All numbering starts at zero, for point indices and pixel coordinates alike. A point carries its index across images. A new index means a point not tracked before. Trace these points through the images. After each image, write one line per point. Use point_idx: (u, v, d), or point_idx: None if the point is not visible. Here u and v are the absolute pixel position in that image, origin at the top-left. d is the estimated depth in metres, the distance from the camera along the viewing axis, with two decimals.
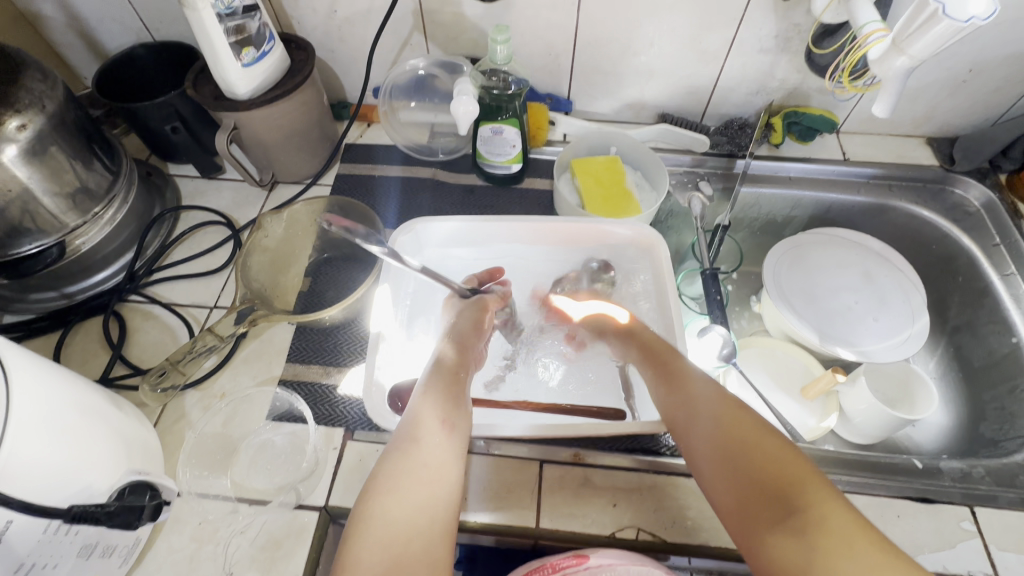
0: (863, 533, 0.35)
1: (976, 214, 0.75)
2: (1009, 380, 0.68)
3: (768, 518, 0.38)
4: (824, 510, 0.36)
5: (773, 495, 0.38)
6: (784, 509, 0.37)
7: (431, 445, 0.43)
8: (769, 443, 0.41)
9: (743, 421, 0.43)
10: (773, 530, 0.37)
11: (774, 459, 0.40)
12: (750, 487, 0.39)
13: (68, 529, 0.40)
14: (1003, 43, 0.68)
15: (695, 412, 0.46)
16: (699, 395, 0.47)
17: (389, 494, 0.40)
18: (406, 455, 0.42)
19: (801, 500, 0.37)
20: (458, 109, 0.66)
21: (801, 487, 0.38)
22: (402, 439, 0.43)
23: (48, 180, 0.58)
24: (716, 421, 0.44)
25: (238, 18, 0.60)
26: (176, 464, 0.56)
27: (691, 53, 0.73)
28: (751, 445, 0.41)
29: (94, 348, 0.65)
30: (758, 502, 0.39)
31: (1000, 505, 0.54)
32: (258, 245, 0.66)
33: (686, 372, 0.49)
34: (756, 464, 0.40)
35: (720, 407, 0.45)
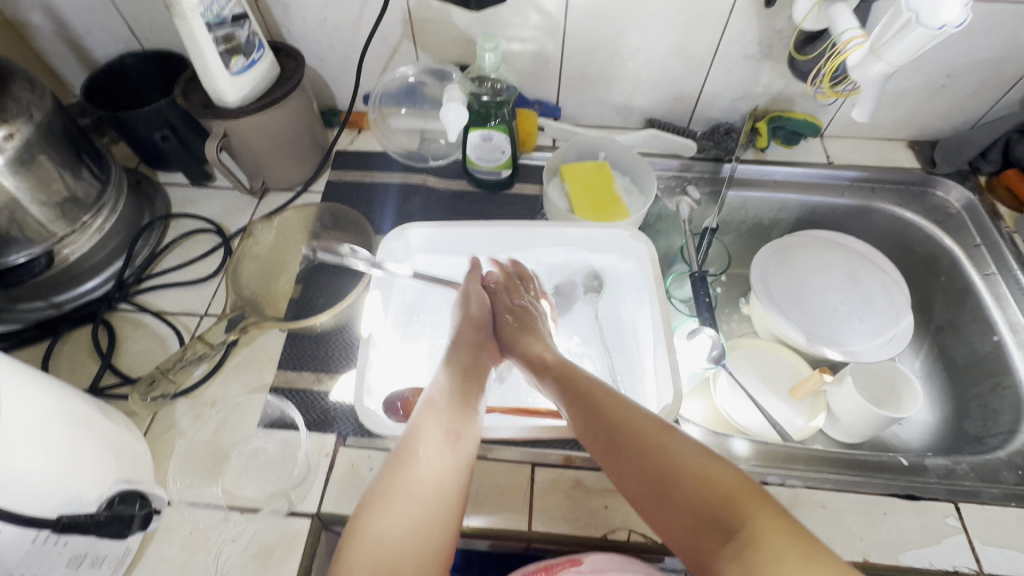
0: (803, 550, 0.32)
1: (957, 215, 0.77)
2: (991, 377, 0.69)
3: (708, 549, 0.35)
4: (761, 529, 0.34)
5: (711, 521, 0.35)
6: (723, 536, 0.34)
7: (429, 461, 0.42)
8: (701, 465, 0.38)
9: (675, 444, 0.40)
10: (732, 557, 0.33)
11: (709, 481, 0.37)
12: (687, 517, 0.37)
13: (57, 540, 0.39)
14: (979, 48, 0.69)
15: (624, 442, 0.42)
16: (625, 422, 0.44)
17: (382, 513, 0.39)
18: (402, 473, 0.41)
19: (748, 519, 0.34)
20: (447, 115, 0.67)
21: (738, 507, 0.35)
22: (396, 456, 0.43)
23: (35, 190, 0.58)
24: (644, 450, 0.41)
25: (227, 27, 0.60)
26: (166, 473, 0.56)
27: (676, 59, 0.74)
28: (686, 470, 0.38)
29: (84, 358, 0.65)
30: (697, 530, 0.36)
31: (984, 501, 0.55)
32: (248, 253, 0.68)
33: (607, 399, 0.46)
34: (690, 491, 0.37)
35: (646, 434, 0.42)
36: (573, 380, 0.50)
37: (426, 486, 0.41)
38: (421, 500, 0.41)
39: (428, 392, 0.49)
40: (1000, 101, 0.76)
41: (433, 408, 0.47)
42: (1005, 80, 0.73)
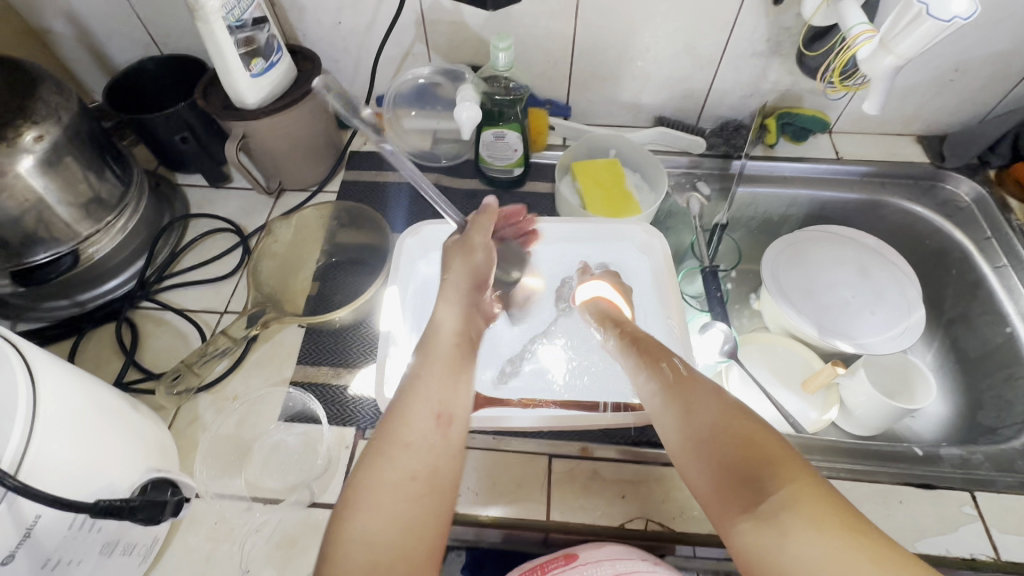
0: (836, 514, 0.35)
1: (967, 208, 0.77)
2: (1004, 368, 0.69)
3: (743, 501, 0.38)
4: (799, 491, 0.36)
5: (750, 477, 0.38)
6: (758, 493, 0.37)
7: (411, 451, 0.42)
8: (747, 425, 0.41)
9: (724, 402, 0.43)
10: (762, 519, 0.36)
11: (755, 443, 0.39)
12: (726, 469, 0.39)
13: (91, 525, 0.41)
14: (986, 42, 0.70)
15: (682, 394, 0.45)
16: (683, 376, 0.46)
17: (365, 513, 0.38)
18: (386, 463, 0.41)
19: (785, 484, 0.36)
20: (461, 114, 0.68)
21: (775, 469, 0.37)
22: (379, 444, 0.42)
23: (62, 190, 0.60)
24: (695, 404, 0.44)
25: (248, 30, 0.62)
26: (191, 465, 0.57)
27: (686, 57, 0.75)
28: (733, 427, 0.41)
29: (108, 354, 0.66)
30: (733, 486, 0.38)
31: (999, 489, 0.55)
32: (266, 252, 0.68)
33: (667, 355, 0.49)
34: (732, 445, 0.40)
35: (701, 392, 0.45)
36: (642, 339, 0.54)
37: (406, 479, 0.40)
38: (405, 492, 0.40)
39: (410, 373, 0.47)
40: (1008, 95, 0.77)
41: (414, 393, 0.45)
42: (1014, 74, 0.74)
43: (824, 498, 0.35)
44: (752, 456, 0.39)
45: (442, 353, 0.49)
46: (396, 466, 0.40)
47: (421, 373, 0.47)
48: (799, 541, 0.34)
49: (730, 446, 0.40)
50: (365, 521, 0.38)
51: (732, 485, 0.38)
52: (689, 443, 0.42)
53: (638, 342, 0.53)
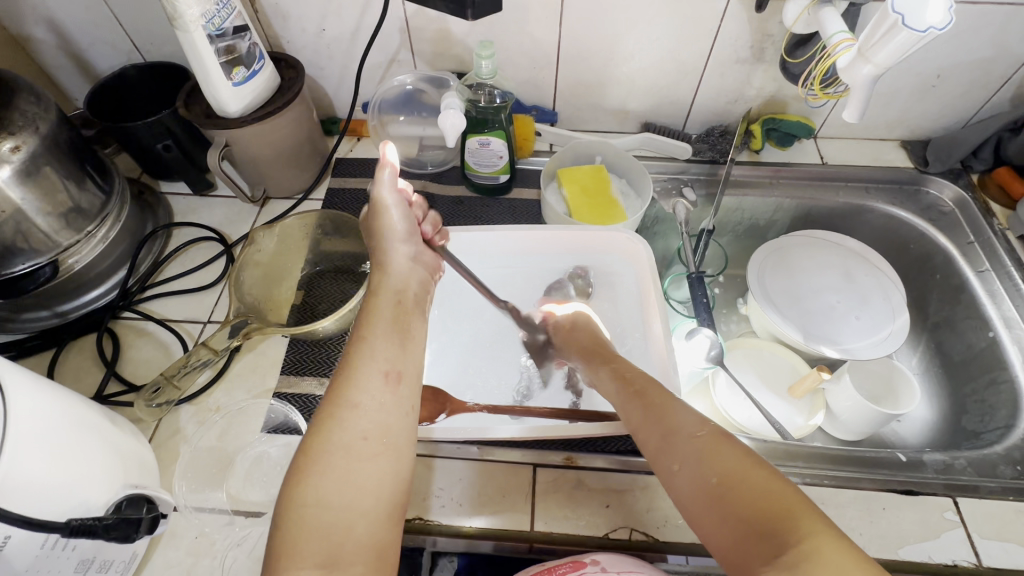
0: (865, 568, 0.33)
1: (950, 213, 0.78)
2: (986, 373, 0.70)
3: (763, 554, 0.35)
4: (820, 545, 0.34)
5: (765, 533, 0.36)
6: (778, 546, 0.35)
7: (362, 413, 0.41)
8: (754, 470, 0.39)
9: (726, 450, 0.40)
10: (785, 572, 0.34)
11: (761, 491, 0.37)
12: (742, 524, 0.37)
13: (65, 544, 0.40)
14: (967, 49, 0.71)
15: (679, 446, 0.42)
16: (681, 420, 0.44)
17: (317, 478, 0.39)
18: (339, 429, 0.40)
19: (808, 537, 0.34)
20: (445, 122, 0.68)
21: (795, 520, 0.35)
22: (324, 412, 0.41)
23: (41, 200, 0.59)
24: (696, 452, 0.41)
25: (228, 39, 0.62)
26: (172, 478, 0.56)
27: (670, 64, 0.75)
28: (743, 475, 0.38)
29: (88, 365, 0.65)
30: (750, 538, 0.36)
31: (981, 495, 0.55)
32: (249, 260, 0.67)
33: (662, 400, 0.47)
34: (738, 494, 0.38)
35: (708, 441, 0.42)
36: (631, 377, 0.51)
37: (360, 439, 0.41)
38: (353, 452, 0.40)
39: (355, 337, 0.46)
40: (990, 101, 0.77)
41: (363, 351, 0.45)
42: (995, 79, 0.74)
43: (848, 555, 0.33)
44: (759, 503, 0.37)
45: (390, 313, 0.49)
46: (348, 429, 0.40)
47: (370, 331, 0.47)
48: None
49: (743, 493, 0.38)
50: (321, 486, 0.38)
51: (750, 535, 0.36)
52: (695, 499, 0.40)
53: (628, 382, 0.51)
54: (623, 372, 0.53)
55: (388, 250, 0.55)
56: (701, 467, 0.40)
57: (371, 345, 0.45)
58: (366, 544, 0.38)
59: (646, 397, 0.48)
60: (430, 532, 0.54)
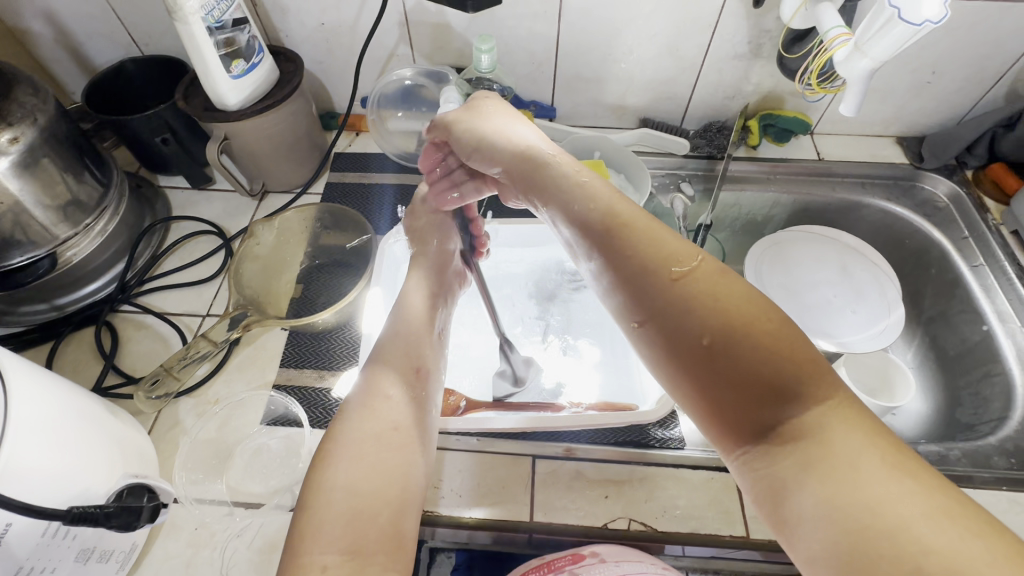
0: (873, 443, 0.30)
1: (945, 208, 0.79)
2: (981, 366, 0.70)
3: (758, 428, 0.32)
4: (827, 424, 0.30)
5: (759, 405, 0.32)
6: (777, 423, 0.31)
7: (391, 403, 0.43)
8: (763, 321, 0.33)
9: (726, 294, 0.34)
10: (785, 452, 0.31)
11: (761, 352, 0.32)
12: (736, 390, 0.32)
13: (66, 532, 0.40)
14: (962, 45, 0.71)
15: (656, 293, 0.35)
16: (664, 257, 0.36)
17: (341, 462, 0.38)
18: (371, 412, 0.42)
19: (814, 413, 0.31)
20: (443, 116, 0.68)
21: (798, 392, 0.31)
22: (354, 399, 0.43)
23: (39, 192, 0.59)
24: (683, 301, 0.34)
25: (228, 31, 0.61)
26: (171, 470, 0.56)
27: (669, 60, 0.76)
28: (734, 335, 0.32)
29: (86, 359, 0.65)
30: (743, 410, 0.32)
31: (975, 485, 0.56)
32: (248, 253, 0.68)
33: (635, 225, 0.38)
34: (732, 353, 0.32)
35: (699, 279, 0.35)
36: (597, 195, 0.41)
37: (389, 428, 0.41)
38: (381, 438, 0.40)
39: (380, 346, 0.48)
40: (984, 97, 0.78)
41: (390, 354, 0.47)
42: (989, 76, 0.75)
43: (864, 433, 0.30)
44: (759, 367, 0.32)
45: (417, 324, 0.51)
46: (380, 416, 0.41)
47: (396, 337, 0.49)
48: (833, 481, 0.29)
49: (738, 357, 0.32)
50: (347, 469, 0.38)
51: (743, 406, 0.32)
52: (677, 355, 0.34)
53: (596, 206, 0.40)
54: (572, 189, 0.43)
55: (421, 258, 0.60)
56: (680, 321, 0.34)
57: (398, 347, 0.48)
58: (385, 532, 0.36)
59: (614, 225, 0.39)
60: (431, 522, 0.54)
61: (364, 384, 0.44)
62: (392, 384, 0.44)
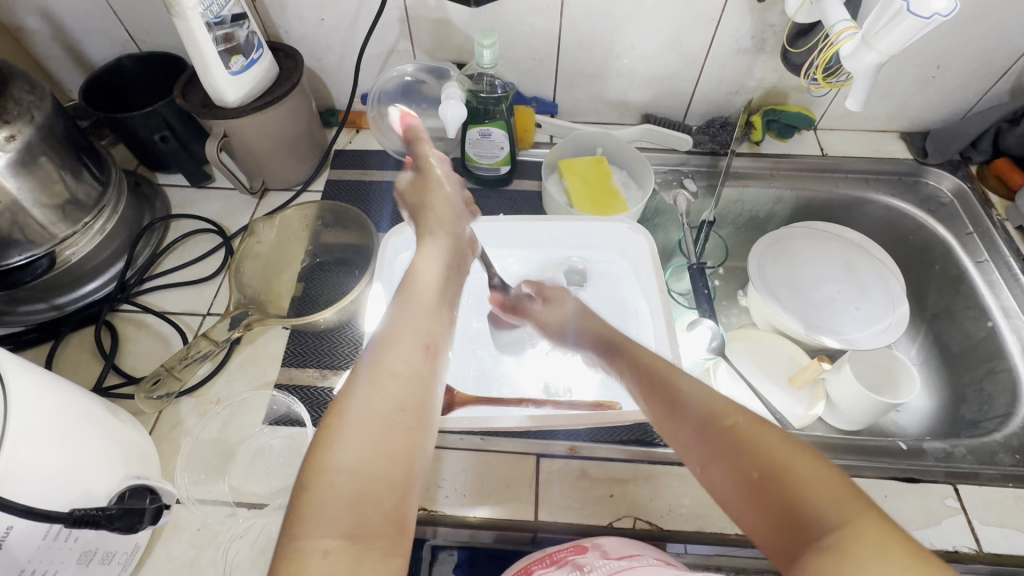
0: (921, 562, 0.28)
1: (949, 204, 0.78)
2: (986, 362, 0.70)
3: (807, 549, 0.31)
4: (868, 540, 0.29)
5: (809, 527, 0.31)
6: (827, 543, 0.30)
7: (399, 374, 0.35)
8: (802, 457, 0.34)
9: (776, 441, 0.35)
10: (839, 570, 0.29)
11: (810, 487, 0.32)
12: (786, 515, 0.32)
13: (67, 535, 0.40)
14: (968, 40, 0.71)
15: (710, 432, 0.38)
16: (704, 403, 0.40)
17: (342, 444, 0.32)
18: (374, 390, 0.34)
19: (863, 533, 0.30)
20: (446, 111, 0.67)
21: (842, 516, 0.31)
22: (361, 364, 0.35)
23: (36, 191, 0.58)
24: (735, 441, 0.36)
25: (227, 27, 0.61)
26: (172, 471, 0.56)
27: (671, 55, 0.75)
28: (782, 473, 0.34)
29: (86, 359, 0.65)
30: (794, 535, 0.32)
31: (982, 482, 0.56)
32: (250, 252, 0.67)
33: (685, 381, 0.42)
34: (783, 486, 0.33)
35: (737, 415, 0.38)
36: (652, 363, 0.46)
37: (395, 410, 0.34)
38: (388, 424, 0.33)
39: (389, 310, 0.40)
40: (988, 92, 0.78)
41: (400, 320, 0.39)
42: (995, 70, 0.74)
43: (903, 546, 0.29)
44: (803, 496, 0.32)
45: (431, 289, 0.42)
46: (387, 388, 0.34)
47: (405, 299, 0.41)
48: None
49: (783, 491, 0.33)
50: (351, 447, 0.32)
51: (794, 531, 0.32)
52: (734, 485, 0.35)
53: (648, 373, 0.45)
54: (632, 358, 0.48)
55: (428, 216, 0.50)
56: (732, 463, 0.36)
57: (409, 315, 0.39)
58: (388, 526, 0.31)
59: (671, 386, 0.42)
60: (433, 521, 0.54)
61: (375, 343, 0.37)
62: (405, 354, 0.36)
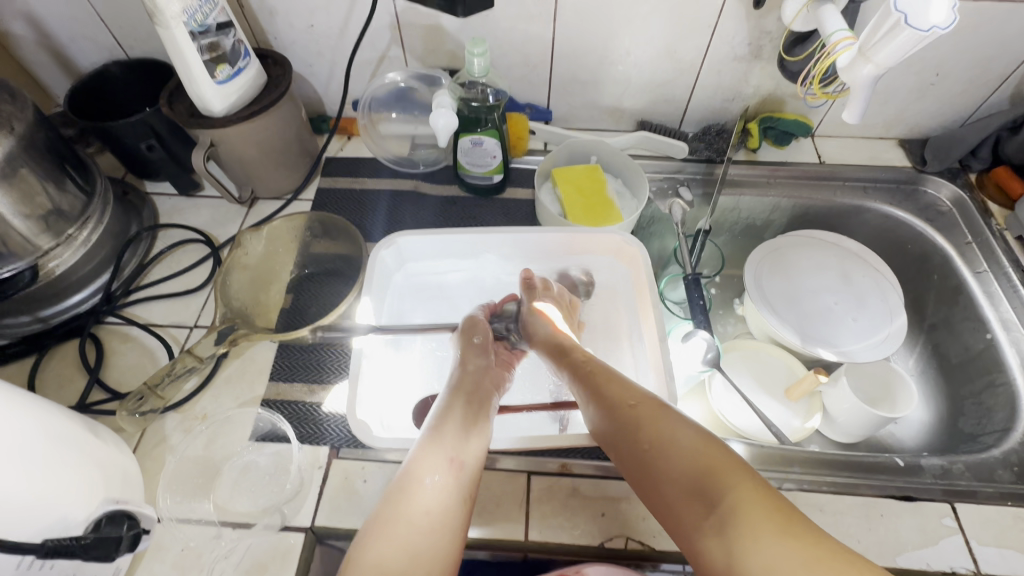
0: (777, 515, 0.36)
1: (948, 212, 0.77)
2: (984, 375, 0.69)
3: (695, 514, 0.38)
4: (738, 500, 0.37)
5: (696, 493, 0.39)
6: (706, 505, 0.38)
7: (428, 490, 0.43)
8: (696, 442, 0.41)
9: (668, 423, 0.43)
10: (712, 528, 0.37)
11: (692, 457, 0.40)
12: (676, 485, 0.40)
13: (42, 564, 0.40)
14: (967, 47, 0.70)
15: (621, 418, 0.46)
16: (625, 407, 0.46)
17: (379, 541, 0.40)
18: (403, 497, 0.42)
19: (729, 492, 0.37)
20: (437, 121, 0.66)
21: (716, 478, 0.38)
22: (395, 484, 0.43)
23: (18, 204, 0.57)
24: (635, 425, 0.44)
25: (212, 36, 0.60)
26: (156, 490, 0.54)
27: (666, 62, 0.74)
28: (671, 445, 0.42)
29: (70, 373, 0.64)
30: (682, 501, 0.39)
31: (979, 500, 0.55)
32: (236, 263, 0.66)
33: (606, 375, 0.50)
34: (675, 460, 0.41)
35: (642, 411, 0.45)
36: (586, 360, 0.53)
37: (427, 516, 0.41)
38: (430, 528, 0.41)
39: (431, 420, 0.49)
40: (989, 98, 0.76)
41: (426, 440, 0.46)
42: (994, 77, 0.73)
43: (767, 507, 0.36)
44: (688, 465, 0.40)
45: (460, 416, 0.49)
46: (417, 502, 0.42)
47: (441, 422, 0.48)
48: (743, 539, 0.35)
49: (675, 461, 0.41)
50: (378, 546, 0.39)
51: (683, 497, 0.39)
52: (637, 464, 0.43)
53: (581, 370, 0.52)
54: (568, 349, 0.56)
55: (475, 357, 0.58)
56: (637, 442, 0.44)
57: (441, 434, 0.47)
58: None
59: (596, 382, 0.50)
60: None
61: (405, 464, 0.44)
62: (432, 467, 0.44)
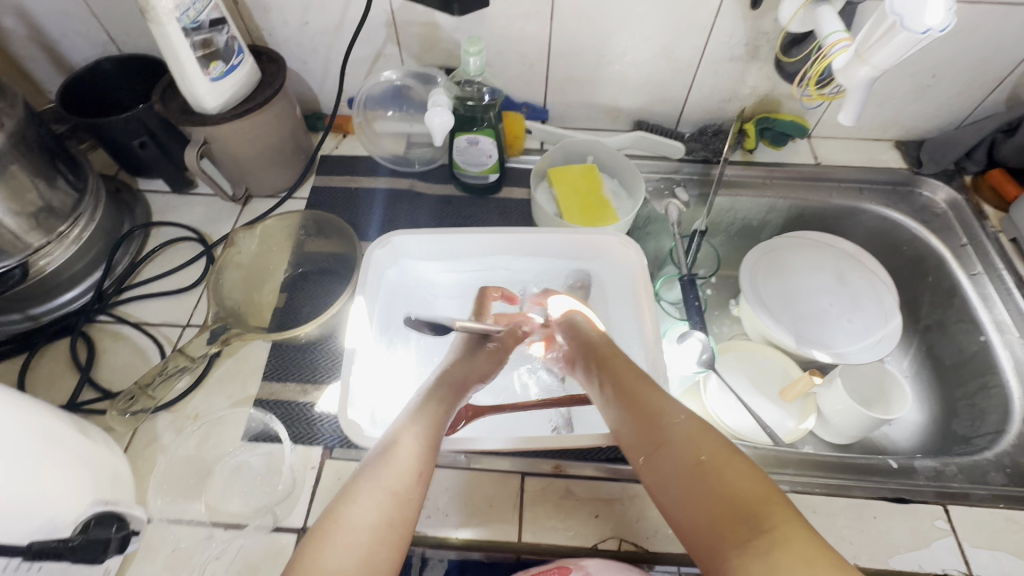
0: (828, 555, 0.33)
1: (943, 215, 0.77)
2: (978, 377, 0.69)
3: (736, 537, 0.35)
4: (789, 533, 0.34)
5: (740, 516, 0.36)
6: (752, 529, 0.35)
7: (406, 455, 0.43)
8: (742, 466, 0.39)
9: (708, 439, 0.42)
10: (755, 555, 0.34)
11: (739, 478, 0.38)
12: (717, 505, 0.37)
13: (30, 567, 0.40)
14: (963, 49, 0.70)
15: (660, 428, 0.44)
16: (666, 419, 0.45)
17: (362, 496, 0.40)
18: (388, 460, 0.42)
19: (779, 524, 0.35)
20: (432, 119, 0.66)
21: (765, 506, 0.36)
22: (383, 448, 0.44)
23: (8, 200, 0.56)
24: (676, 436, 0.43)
25: (204, 32, 0.59)
26: (147, 490, 0.54)
27: (663, 62, 0.74)
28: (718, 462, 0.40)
29: (61, 371, 0.63)
30: (722, 522, 0.37)
31: (972, 503, 0.55)
32: (230, 261, 0.66)
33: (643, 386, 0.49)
34: (718, 478, 0.39)
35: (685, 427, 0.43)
36: (624, 369, 0.52)
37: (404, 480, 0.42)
38: (384, 511, 0.39)
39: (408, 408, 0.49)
40: (985, 101, 0.76)
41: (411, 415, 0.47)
42: (990, 80, 0.73)
43: (816, 542, 0.33)
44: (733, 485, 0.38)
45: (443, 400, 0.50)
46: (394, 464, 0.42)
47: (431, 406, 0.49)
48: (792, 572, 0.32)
49: (717, 479, 0.39)
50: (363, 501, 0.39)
51: (724, 517, 0.37)
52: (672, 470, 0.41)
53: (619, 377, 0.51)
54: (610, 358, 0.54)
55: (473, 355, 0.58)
56: (676, 450, 0.42)
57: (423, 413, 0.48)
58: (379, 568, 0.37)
59: (631, 390, 0.49)
60: (417, 543, 0.52)
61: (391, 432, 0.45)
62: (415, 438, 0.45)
